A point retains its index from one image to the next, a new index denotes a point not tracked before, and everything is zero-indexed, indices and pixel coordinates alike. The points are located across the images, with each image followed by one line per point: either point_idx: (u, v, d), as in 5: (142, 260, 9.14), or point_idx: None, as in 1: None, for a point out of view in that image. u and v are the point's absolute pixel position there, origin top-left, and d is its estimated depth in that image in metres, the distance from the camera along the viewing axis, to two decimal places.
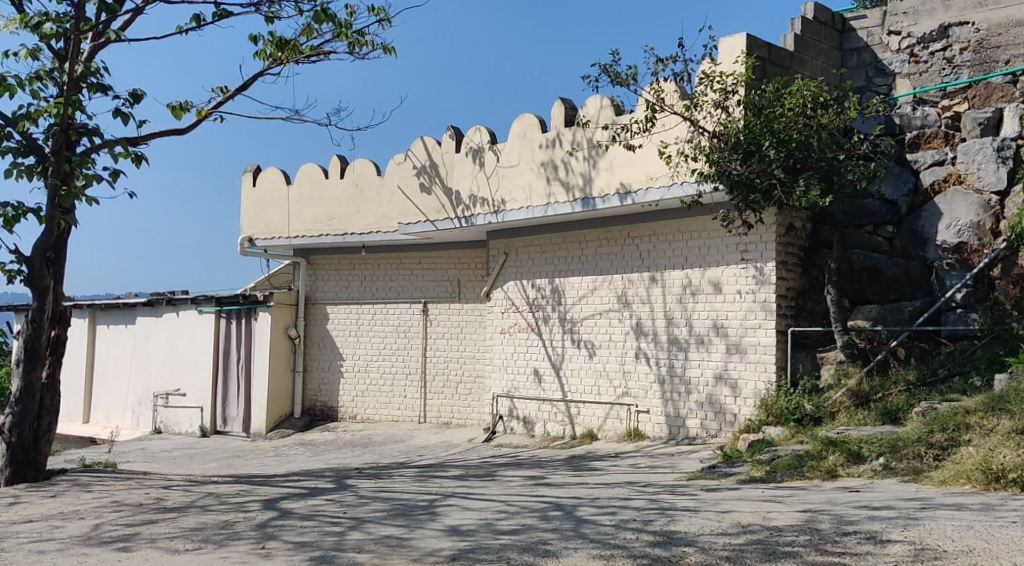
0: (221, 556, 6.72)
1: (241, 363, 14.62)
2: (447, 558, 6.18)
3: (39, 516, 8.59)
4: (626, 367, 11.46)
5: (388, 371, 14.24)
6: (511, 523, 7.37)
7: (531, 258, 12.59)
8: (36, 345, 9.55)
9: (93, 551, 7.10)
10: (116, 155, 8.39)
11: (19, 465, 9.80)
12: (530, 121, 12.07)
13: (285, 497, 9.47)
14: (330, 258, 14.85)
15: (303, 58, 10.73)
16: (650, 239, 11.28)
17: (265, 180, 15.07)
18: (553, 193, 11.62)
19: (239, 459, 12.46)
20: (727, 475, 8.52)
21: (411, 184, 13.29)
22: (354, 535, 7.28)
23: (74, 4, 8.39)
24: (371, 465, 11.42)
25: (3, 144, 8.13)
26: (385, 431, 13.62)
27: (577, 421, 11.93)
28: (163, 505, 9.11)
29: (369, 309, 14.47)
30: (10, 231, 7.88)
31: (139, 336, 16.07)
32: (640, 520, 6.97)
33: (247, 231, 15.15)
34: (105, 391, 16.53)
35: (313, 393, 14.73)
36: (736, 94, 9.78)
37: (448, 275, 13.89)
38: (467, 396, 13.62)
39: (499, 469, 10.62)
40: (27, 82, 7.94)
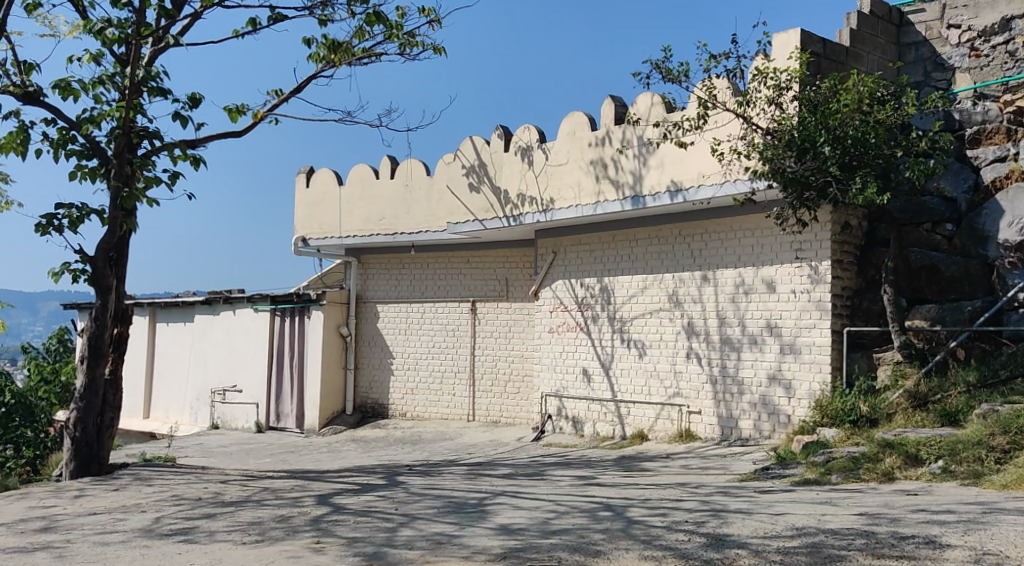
0: (277, 550, 6.87)
1: (295, 360, 14.90)
2: (498, 557, 6.23)
3: (104, 508, 8.89)
4: (677, 367, 11.37)
5: (438, 369, 14.35)
6: (562, 523, 7.39)
7: (580, 257, 12.57)
8: (100, 342, 9.88)
9: (155, 544, 7.32)
10: (176, 157, 8.65)
11: (83, 459, 10.16)
12: (579, 120, 12.05)
13: (339, 493, 9.64)
14: (381, 257, 15.02)
15: (355, 60, 10.91)
16: (701, 237, 11.18)
17: (318, 181, 15.31)
18: (603, 191, 11.59)
19: (294, 454, 12.71)
20: (781, 476, 8.41)
21: (461, 184, 13.38)
22: (405, 531, 7.38)
23: (135, 9, 8.65)
24: (422, 462, 11.55)
25: (68, 147, 8.44)
26: (436, 429, 13.72)
27: (628, 421, 11.88)
28: (222, 500, 9.34)
29: (419, 307, 14.60)
30: (75, 231, 8.18)
31: (198, 333, 16.47)
32: (692, 522, 6.93)
33: (301, 231, 15.41)
34: (166, 387, 16.97)
35: (364, 391, 14.93)
36: (790, 91, 9.62)
37: (497, 274, 13.95)
38: (516, 394, 13.67)
39: (549, 468, 10.65)
40: (90, 86, 8.22)
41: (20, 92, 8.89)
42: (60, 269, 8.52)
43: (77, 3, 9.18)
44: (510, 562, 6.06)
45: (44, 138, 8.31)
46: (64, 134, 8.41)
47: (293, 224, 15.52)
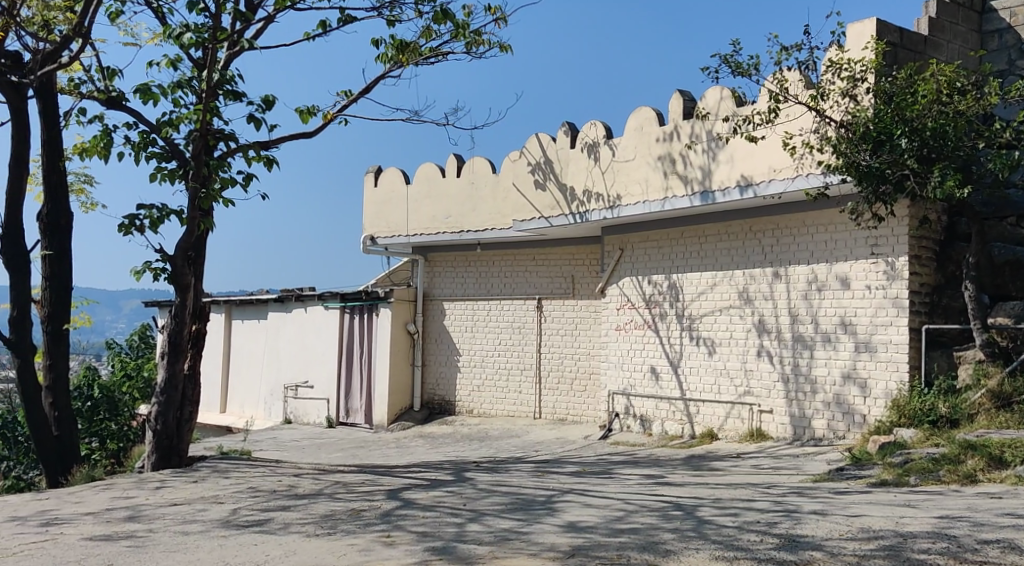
0: (349, 542, 7.01)
1: (364, 357, 15.14)
2: (566, 554, 6.23)
3: (184, 499, 9.21)
4: (748, 366, 11.18)
5: (504, 366, 14.41)
6: (630, 522, 7.35)
7: (648, 254, 12.46)
8: (179, 339, 10.22)
9: (232, 534, 7.56)
10: (250, 158, 8.88)
11: (164, 451, 10.55)
12: (647, 115, 11.94)
13: (409, 488, 9.77)
14: (448, 255, 15.15)
15: (422, 60, 11.03)
16: (773, 233, 10.96)
17: (386, 180, 15.53)
18: (671, 187, 11.46)
19: (364, 449, 12.94)
20: (856, 477, 8.19)
21: (527, 181, 13.40)
22: (474, 527, 7.44)
23: (211, 15, 8.90)
24: (489, 459, 11.62)
25: (148, 150, 8.74)
26: (502, 426, 13.79)
27: (697, 420, 11.74)
28: (295, 492, 9.57)
29: (485, 305, 14.67)
30: (155, 231, 8.47)
31: (271, 330, 16.89)
32: (764, 522, 6.82)
33: (370, 230, 15.66)
34: (241, 383, 17.44)
35: (432, 387, 15.09)
36: (865, 82, 9.36)
37: (563, 271, 13.93)
38: (583, 392, 13.63)
39: (617, 466, 10.60)
40: (169, 90, 8.51)
41: (104, 97, 9.27)
42: (142, 268, 8.84)
43: (157, 9, 9.52)
44: (578, 559, 6.06)
45: (126, 141, 8.63)
46: (145, 138, 8.71)
47: (362, 223, 15.78)
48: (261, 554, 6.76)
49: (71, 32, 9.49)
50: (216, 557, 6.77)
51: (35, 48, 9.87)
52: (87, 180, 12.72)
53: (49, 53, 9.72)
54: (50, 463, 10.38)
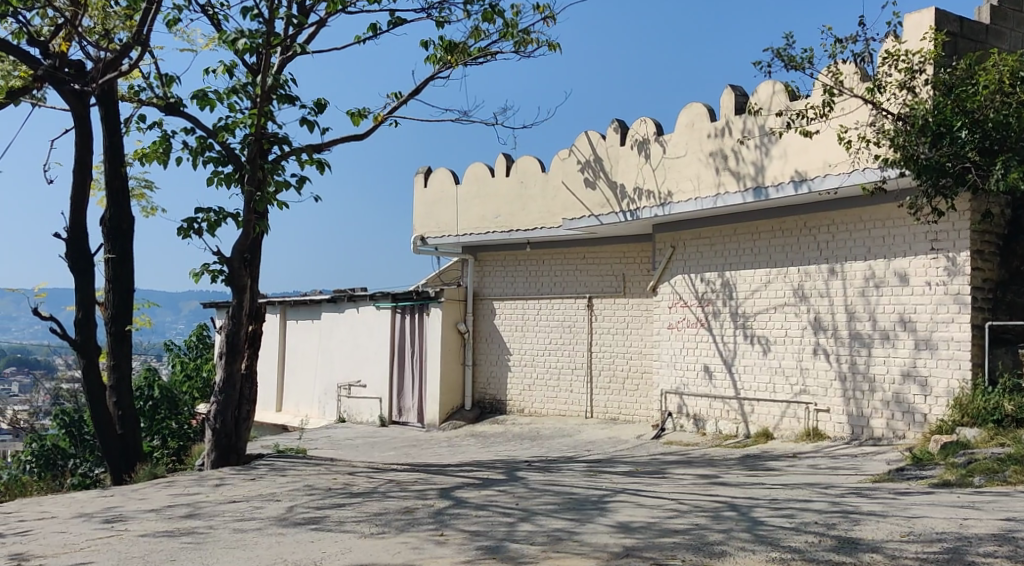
0: (402, 541, 7.07)
1: (416, 357, 15.27)
2: (618, 555, 6.19)
3: (243, 497, 9.40)
4: (804, 364, 10.98)
5: (555, 365, 14.38)
6: (683, 522, 7.28)
7: (700, 251, 12.31)
8: (236, 339, 10.44)
9: (289, 531, 7.68)
10: (303, 161, 9.06)
11: (223, 450, 10.79)
12: (698, 111, 11.81)
13: (461, 486, 9.83)
14: (497, 255, 15.18)
15: (471, 60, 11.07)
16: (829, 229, 10.74)
17: (436, 180, 15.62)
18: (724, 183, 11.32)
19: (417, 448, 13.06)
20: (917, 478, 7.99)
21: (577, 179, 13.36)
22: (526, 526, 7.45)
23: (265, 20, 9.09)
24: (541, 458, 11.62)
25: (206, 154, 8.95)
26: (554, 425, 13.79)
27: (752, 420, 11.57)
28: (350, 491, 9.70)
29: (535, 304, 14.67)
30: (213, 234, 8.68)
31: (325, 330, 17.12)
32: (822, 524, 6.68)
33: (420, 230, 15.77)
34: (296, 382, 17.72)
35: (483, 386, 15.14)
36: (924, 74, 9.13)
37: (614, 269, 13.84)
38: (635, 391, 13.52)
39: (670, 466, 10.52)
40: (225, 96, 8.71)
41: (163, 104, 9.52)
42: (201, 270, 9.07)
43: (213, 16, 9.75)
44: (631, 560, 6.02)
45: (185, 146, 8.85)
46: (202, 142, 8.92)
47: (412, 223, 15.90)
48: (317, 552, 6.86)
49: (131, 40, 9.76)
50: (274, 554, 6.89)
51: (97, 57, 10.16)
52: (147, 185, 13.06)
53: (110, 61, 10.00)
54: (115, 460, 10.70)
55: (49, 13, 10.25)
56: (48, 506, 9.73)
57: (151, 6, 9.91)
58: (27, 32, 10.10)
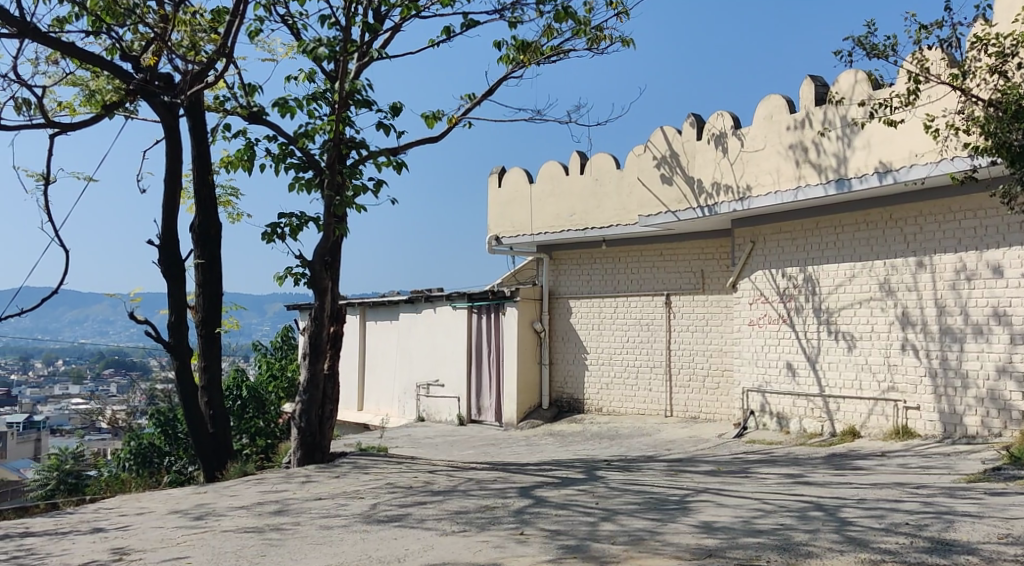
0: (483, 539, 7.14)
1: (493, 355, 15.37)
2: (702, 555, 6.14)
3: (328, 494, 9.63)
4: (891, 360, 10.65)
5: (633, 364, 14.27)
6: (768, 523, 7.15)
7: (781, 246, 12.03)
8: (319, 340, 10.72)
9: (374, 529, 7.83)
10: (380, 164, 9.29)
11: (308, 448, 11.09)
12: (777, 103, 11.57)
13: (541, 485, 9.86)
14: (572, 253, 15.15)
15: (544, 59, 11.09)
16: (917, 220, 10.39)
17: (510, 180, 15.69)
18: (804, 176, 11.06)
19: (496, 446, 13.15)
20: (1015, 478, 7.68)
21: (652, 176, 13.27)
22: (607, 526, 7.43)
23: (342, 28, 9.31)
24: (620, 457, 11.56)
25: (287, 160, 9.21)
26: (633, 424, 13.69)
27: (837, 418, 11.27)
28: (431, 489, 9.83)
29: (612, 302, 14.58)
30: (295, 238, 8.96)
31: (403, 330, 17.37)
32: (913, 524, 6.49)
33: (495, 230, 15.86)
34: (376, 382, 18.02)
35: (560, 386, 15.13)
36: (1017, 57, 8.57)
37: (692, 266, 13.66)
38: (715, 390, 13.32)
39: (754, 465, 10.33)
40: (306, 103, 9.00)
41: (246, 113, 9.82)
42: (284, 273, 9.37)
43: (293, 26, 10.03)
44: (716, 560, 5.96)
45: (268, 153, 9.12)
46: (284, 149, 9.19)
47: (487, 223, 16.00)
48: (401, 549, 6.98)
49: (216, 52, 10.10)
50: (359, 550, 7.03)
51: (185, 69, 10.54)
52: (233, 192, 13.48)
53: (197, 73, 10.36)
54: (208, 458, 11.12)
55: (139, 29, 10.68)
56: (146, 502, 10.14)
57: (234, 18, 10.23)
58: (119, 48, 10.55)
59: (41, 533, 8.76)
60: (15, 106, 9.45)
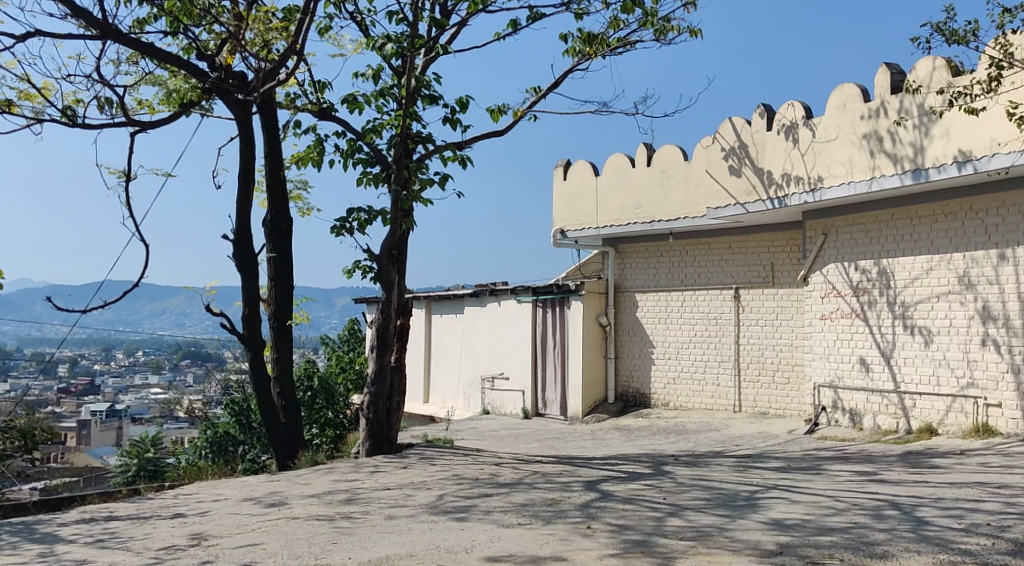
0: (549, 532, 7.15)
1: (557, 349, 15.38)
2: (772, 553, 6.05)
3: (397, 484, 9.77)
4: (971, 356, 10.31)
5: (701, 358, 14.10)
6: (841, 520, 7.01)
7: (854, 238, 11.73)
8: (386, 332, 10.87)
9: (440, 519, 7.91)
10: (446, 158, 9.39)
11: (376, 438, 11.27)
12: (850, 91, 11.27)
13: (607, 479, 9.83)
14: (638, 246, 15.03)
15: (611, 50, 11.00)
16: (999, 211, 10.03)
17: (575, 172, 15.65)
18: (879, 166, 10.77)
19: (560, 440, 13.16)
20: None
21: (721, 168, 13.12)
22: (674, 521, 7.36)
23: (409, 23, 9.42)
24: (688, 452, 11.45)
25: (356, 156, 9.36)
26: (700, 419, 13.54)
27: (913, 414, 10.96)
28: (497, 481, 9.88)
29: (679, 296, 14.42)
30: (364, 232, 9.13)
31: (468, 323, 17.47)
32: (994, 525, 6.29)
33: (560, 223, 15.82)
34: (442, 374, 18.18)
35: (626, 380, 15.04)
36: None
37: (761, 259, 13.42)
38: (786, 385, 13.07)
39: (825, 463, 10.11)
40: (373, 98, 9.17)
41: (316, 109, 10.03)
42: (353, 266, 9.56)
43: (361, 22, 10.18)
44: (787, 558, 5.88)
45: (336, 148, 9.29)
46: (352, 144, 9.34)
47: (552, 216, 15.97)
48: (468, 539, 7.03)
49: (287, 50, 10.31)
50: (427, 540, 7.11)
51: (257, 67, 10.78)
52: (303, 187, 13.74)
53: (269, 71, 10.59)
54: (281, 447, 11.38)
55: (214, 29, 10.94)
56: (222, 489, 10.43)
57: (305, 16, 10.44)
58: (195, 47, 10.84)
59: (125, 517, 9.09)
60: (98, 105, 9.82)
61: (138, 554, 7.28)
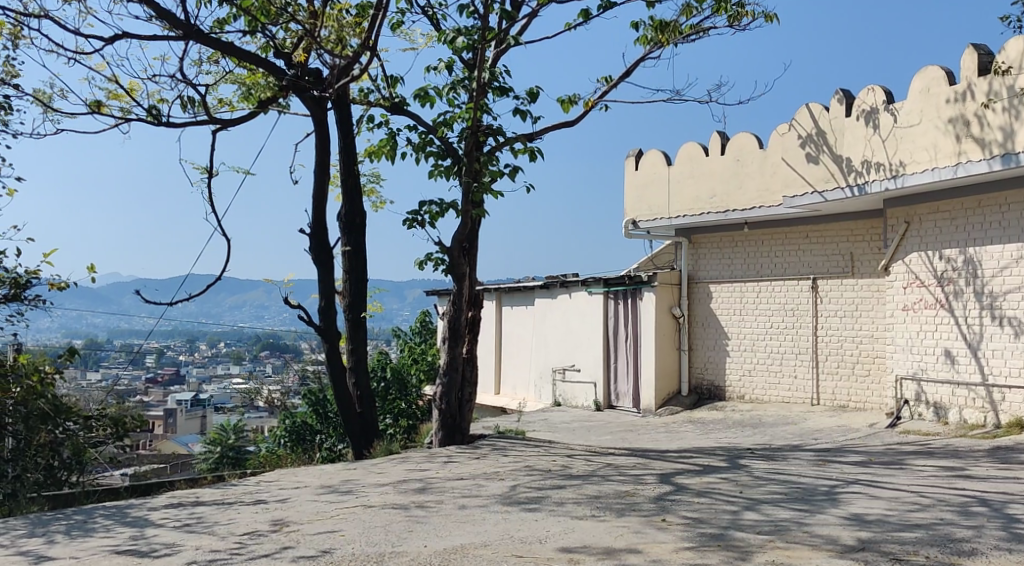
0: (622, 524, 7.12)
1: (629, 341, 15.30)
2: (853, 548, 5.91)
3: (470, 474, 9.87)
4: None
5: (777, 350, 13.84)
6: (925, 516, 6.81)
7: (939, 226, 11.33)
8: (458, 324, 10.96)
9: (513, 510, 7.95)
10: (517, 150, 9.43)
11: (449, 429, 11.38)
12: (935, 75, 10.88)
13: (681, 472, 9.73)
14: (712, 237, 14.79)
15: (683, 38, 10.84)
16: None
17: (647, 162, 15.50)
18: (965, 151, 10.36)
19: (633, 432, 13.07)
20: None
21: (797, 155, 12.89)
22: (750, 515, 7.25)
23: (480, 16, 9.45)
24: (764, 446, 11.26)
25: (427, 149, 9.45)
26: (777, 412, 13.30)
27: (1002, 409, 10.54)
28: (570, 473, 9.89)
29: (754, 287, 14.17)
30: (435, 225, 9.21)
31: (539, 315, 17.50)
32: None
33: (631, 214, 15.69)
34: (513, 366, 18.25)
35: (700, 372, 14.87)
36: None
37: (840, 248, 13.09)
38: (867, 377, 12.73)
39: (908, 457, 9.83)
40: (445, 91, 9.27)
41: (389, 103, 10.16)
42: (425, 258, 9.67)
43: (433, 16, 10.27)
44: (868, 554, 5.73)
45: (409, 142, 9.39)
46: (424, 138, 9.43)
47: (624, 207, 15.84)
48: (542, 530, 7.05)
49: (361, 46, 10.46)
50: (501, 530, 7.16)
51: (332, 64, 10.95)
52: (376, 180, 13.92)
53: (343, 67, 10.75)
54: (357, 437, 11.59)
55: (290, 27, 11.14)
56: (302, 477, 10.69)
57: (378, 12, 10.56)
58: (272, 45, 11.08)
59: (211, 503, 9.39)
60: (181, 104, 10.14)
61: (223, 538, 7.51)
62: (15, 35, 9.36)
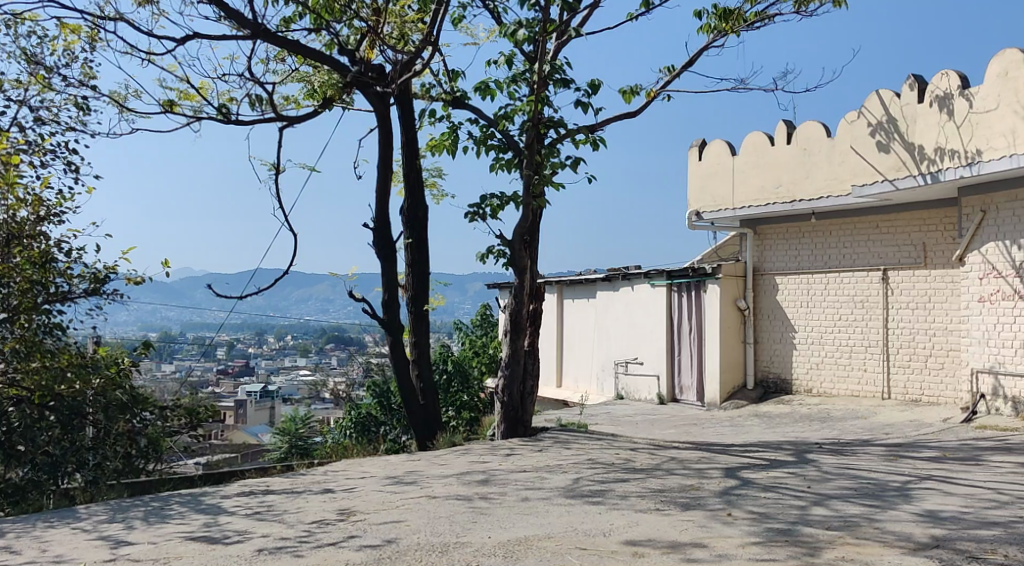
0: (687, 518, 7.07)
1: (693, 334, 15.13)
2: (926, 546, 5.75)
3: (533, 467, 9.90)
4: None
5: (846, 343, 13.54)
6: (1003, 514, 6.58)
7: (1016, 215, 10.87)
8: (520, 317, 10.99)
9: (576, 502, 7.96)
10: (578, 142, 9.38)
11: (512, 422, 11.42)
12: (1014, 58, 10.34)
13: (747, 467, 9.61)
14: (778, 228, 14.52)
15: (748, 25, 10.67)
16: None
17: (711, 153, 15.29)
18: None
19: (697, 426, 12.94)
20: None
21: (867, 143, 12.58)
22: (819, 510, 7.12)
23: (541, 9, 9.43)
24: (833, 440, 11.04)
25: (488, 142, 9.49)
26: (846, 406, 13.02)
27: None
28: (633, 466, 9.85)
29: (821, 279, 13.88)
30: (496, 218, 9.24)
31: (600, 308, 17.45)
32: None
33: (695, 205, 15.51)
34: (575, 359, 18.24)
35: (765, 365, 14.64)
36: None
37: (912, 239, 12.72)
38: (940, 370, 12.37)
39: (986, 453, 9.52)
40: (506, 84, 9.30)
41: (450, 98, 10.24)
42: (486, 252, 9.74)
43: (494, 10, 10.30)
44: (942, 552, 5.57)
45: (471, 135, 9.45)
46: (485, 131, 9.48)
47: (687, 198, 15.67)
48: (606, 523, 7.04)
49: (423, 41, 10.54)
50: (565, 522, 7.18)
51: (395, 60, 11.08)
52: (437, 173, 14.03)
53: (406, 63, 10.87)
54: (421, 428, 11.73)
55: (354, 24, 11.28)
56: (367, 467, 10.87)
57: (440, 7, 10.65)
58: (337, 43, 11.22)
59: (281, 491, 9.62)
60: (249, 102, 10.35)
61: (292, 526, 7.68)
62: (92, 38, 9.67)
